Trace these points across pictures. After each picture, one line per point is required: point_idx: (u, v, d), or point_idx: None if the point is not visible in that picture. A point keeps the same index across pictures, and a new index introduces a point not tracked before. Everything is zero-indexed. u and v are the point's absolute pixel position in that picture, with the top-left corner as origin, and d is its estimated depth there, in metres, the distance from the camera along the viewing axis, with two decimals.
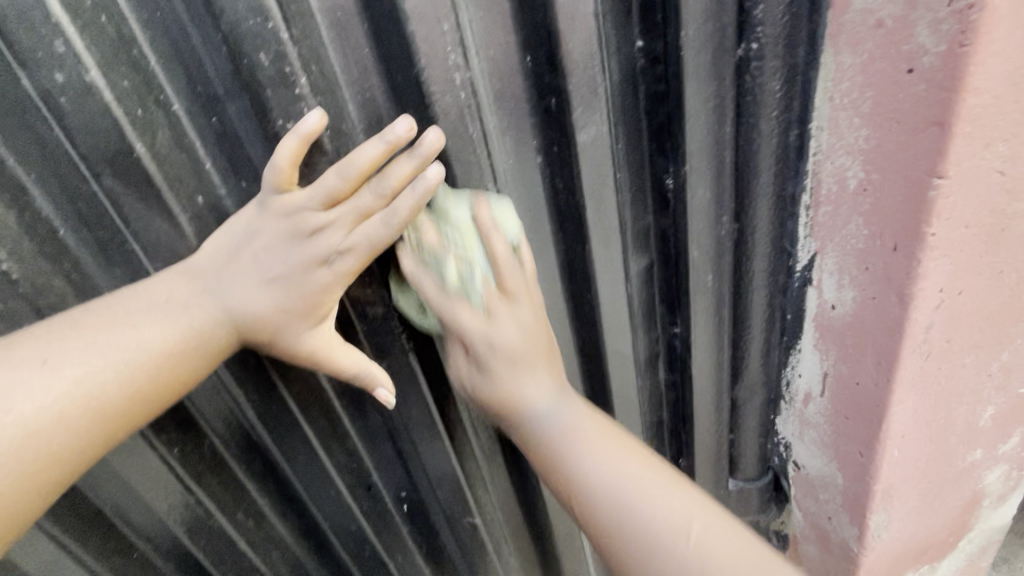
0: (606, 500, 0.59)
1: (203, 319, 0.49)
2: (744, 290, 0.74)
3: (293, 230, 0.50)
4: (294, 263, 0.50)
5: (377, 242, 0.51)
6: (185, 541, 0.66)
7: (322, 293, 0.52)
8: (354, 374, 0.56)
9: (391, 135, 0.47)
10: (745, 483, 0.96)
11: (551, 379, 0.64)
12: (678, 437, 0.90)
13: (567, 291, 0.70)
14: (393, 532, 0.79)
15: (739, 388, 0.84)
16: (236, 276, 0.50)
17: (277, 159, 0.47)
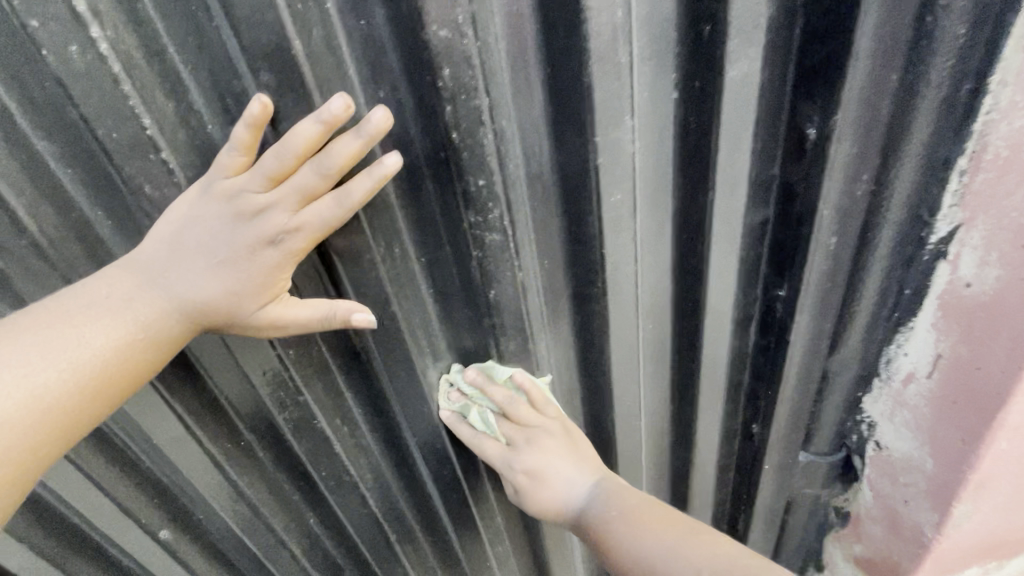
0: (646, 564, 0.65)
1: (148, 312, 0.49)
2: (864, 258, 0.69)
3: (237, 211, 0.48)
4: (243, 243, 0.50)
5: (325, 222, 0.50)
6: (288, 436, 0.71)
7: (272, 273, 0.52)
8: (321, 319, 0.55)
9: (327, 114, 0.45)
10: (817, 457, 0.94)
11: (587, 470, 0.74)
12: (756, 404, 0.88)
13: (676, 240, 0.68)
14: (470, 456, 0.82)
15: (833, 360, 0.80)
16: (182, 267, 0.49)
17: (234, 142, 0.46)
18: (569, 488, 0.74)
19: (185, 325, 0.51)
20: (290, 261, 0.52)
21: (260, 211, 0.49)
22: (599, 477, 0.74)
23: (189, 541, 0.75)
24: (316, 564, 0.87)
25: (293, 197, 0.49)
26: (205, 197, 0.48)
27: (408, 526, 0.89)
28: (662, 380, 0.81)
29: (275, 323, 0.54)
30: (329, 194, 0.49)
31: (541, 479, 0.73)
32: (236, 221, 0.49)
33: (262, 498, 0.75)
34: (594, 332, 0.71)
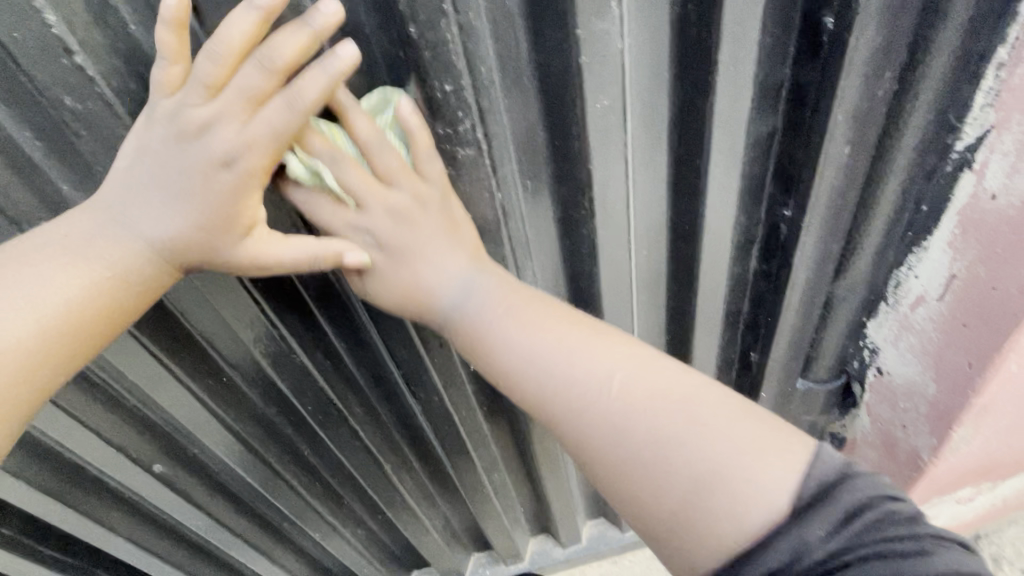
0: (524, 364, 0.54)
1: (111, 251, 0.45)
2: (880, 172, 0.64)
3: (181, 130, 0.43)
4: (194, 166, 0.44)
5: (279, 129, 0.44)
6: (269, 370, 0.69)
7: (233, 200, 0.46)
8: (309, 261, 0.51)
9: (262, 1, 0.39)
10: (815, 384, 0.92)
11: (461, 253, 0.56)
12: (755, 330, 0.85)
13: (673, 155, 0.62)
14: (460, 391, 0.80)
15: (838, 284, 0.76)
16: (141, 203, 0.45)
17: (160, 51, 0.41)
18: (438, 276, 0.56)
19: (160, 266, 0.46)
20: (250, 184, 0.46)
21: (207, 126, 0.43)
22: (477, 269, 0.57)
23: (185, 476, 0.77)
24: (314, 493, 0.90)
25: (238, 103, 0.43)
26: (152, 120, 0.44)
27: (405, 457, 0.90)
28: (656, 306, 0.79)
29: (260, 260, 0.49)
30: (279, 98, 0.44)
31: (405, 252, 0.55)
32: (183, 141, 0.44)
33: (252, 432, 0.76)
34: (583, 256, 0.68)
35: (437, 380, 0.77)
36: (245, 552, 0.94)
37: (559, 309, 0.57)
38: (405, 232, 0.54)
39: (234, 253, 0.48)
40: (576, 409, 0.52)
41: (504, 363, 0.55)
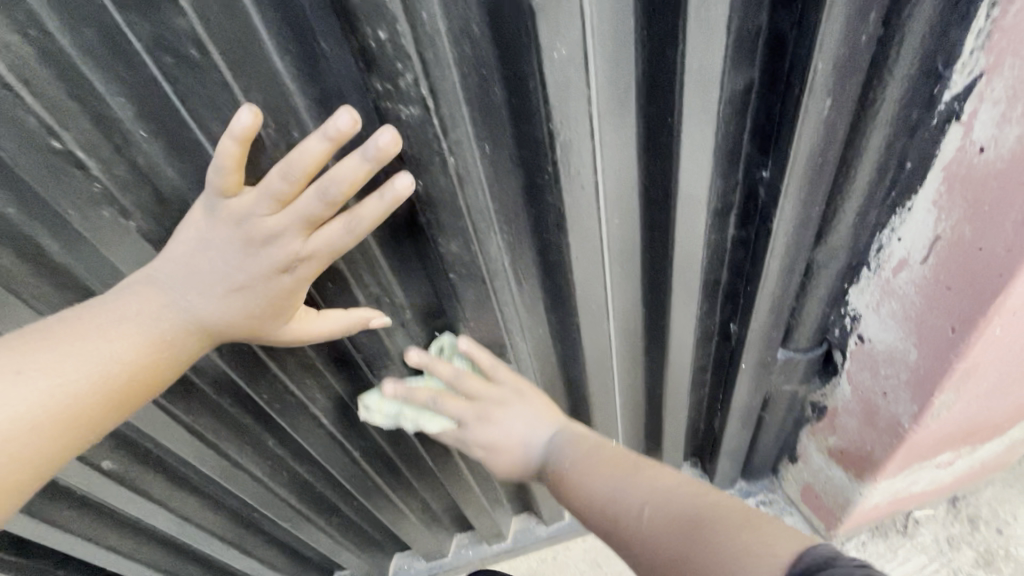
0: (601, 496, 0.68)
1: (171, 328, 0.51)
2: (863, 128, 0.60)
3: (248, 236, 0.50)
4: (257, 273, 0.52)
5: (336, 247, 0.52)
6: (216, 357, 0.64)
7: (286, 295, 0.55)
8: (344, 329, 0.61)
9: (333, 130, 0.42)
10: (796, 353, 0.90)
11: (549, 420, 0.79)
12: (733, 300, 0.82)
13: (642, 113, 0.58)
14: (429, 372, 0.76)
15: (819, 250, 0.73)
16: (196, 286, 0.51)
17: (221, 162, 0.45)
18: (526, 438, 0.79)
19: (202, 343, 0.54)
20: (302, 285, 0.55)
21: (273, 239, 0.50)
22: (560, 426, 0.79)
23: (132, 459, 0.75)
24: (279, 480, 0.87)
25: (304, 226, 0.50)
26: (216, 221, 0.49)
27: (375, 443, 0.86)
28: (631, 278, 0.76)
29: (306, 333, 0.60)
30: (342, 221, 0.51)
31: (504, 449, 0.80)
32: (248, 251, 0.50)
33: (204, 421, 0.72)
34: (550, 227, 0.64)
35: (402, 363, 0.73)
36: (206, 541, 0.91)
37: (633, 464, 0.69)
38: (494, 400, 0.76)
39: (277, 332, 0.58)
40: (633, 518, 0.62)
41: (596, 491, 0.68)
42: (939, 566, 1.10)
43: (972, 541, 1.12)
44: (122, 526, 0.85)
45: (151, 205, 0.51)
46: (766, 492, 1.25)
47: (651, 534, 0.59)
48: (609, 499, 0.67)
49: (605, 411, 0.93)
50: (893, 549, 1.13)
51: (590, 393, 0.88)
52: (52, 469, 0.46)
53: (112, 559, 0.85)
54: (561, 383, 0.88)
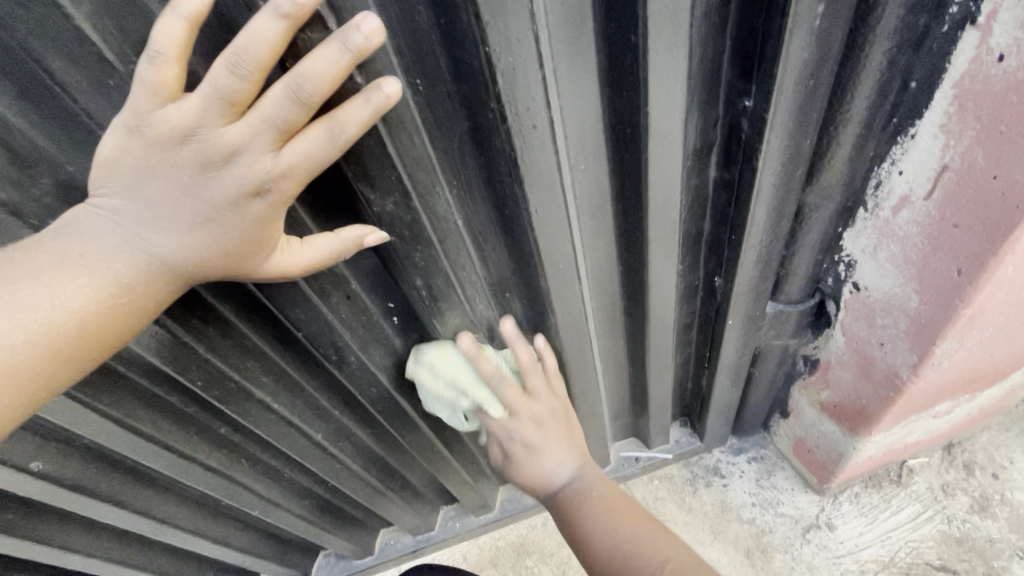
0: (607, 546, 0.69)
1: (126, 271, 0.44)
2: (861, 42, 0.51)
3: (202, 155, 0.41)
4: (221, 198, 0.43)
5: (316, 160, 0.43)
6: (136, 348, 0.57)
7: (261, 226, 0.45)
8: (331, 257, 0.50)
9: (283, 3, 0.35)
10: (786, 306, 0.83)
11: (574, 457, 0.77)
12: (718, 252, 0.75)
13: (603, 33, 0.50)
14: (385, 346, 0.70)
15: (810, 191, 0.66)
16: (151, 222, 0.43)
17: (158, 45, 0.36)
18: (551, 470, 0.76)
19: (172, 287, 0.46)
20: (280, 212, 0.45)
21: (234, 155, 0.41)
22: (583, 466, 0.77)
23: (63, 454, 0.68)
24: (240, 468, 0.82)
25: (269, 136, 0.41)
26: (158, 141, 0.40)
27: (339, 424, 0.81)
28: (603, 231, 0.68)
29: (290, 267, 0.49)
30: (319, 127, 0.42)
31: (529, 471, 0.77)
32: (206, 174, 0.42)
33: (138, 410, 0.66)
34: (503, 177, 0.56)
35: (353, 340, 0.66)
36: (167, 533, 0.86)
37: (650, 524, 0.70)
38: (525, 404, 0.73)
39: (255, 269, 0.48)
40: (646, 567, 0.65)
41: (597, 541, 0.70)
42: (933, 513, 1.08)
43: (967, 487, 1.09)
44: (68, 521, 0.79)
45: (9, 170, 0.42)
46: (758, 449, 1.22)
47: None
48: (625, 553, 0.68)
49: (585, 377, 0.87)
50: (886, 499, 1.11)
51: (566, 359, 0.82)
52: (26, 411, 0.45)
53: (61, 556, 0.80)
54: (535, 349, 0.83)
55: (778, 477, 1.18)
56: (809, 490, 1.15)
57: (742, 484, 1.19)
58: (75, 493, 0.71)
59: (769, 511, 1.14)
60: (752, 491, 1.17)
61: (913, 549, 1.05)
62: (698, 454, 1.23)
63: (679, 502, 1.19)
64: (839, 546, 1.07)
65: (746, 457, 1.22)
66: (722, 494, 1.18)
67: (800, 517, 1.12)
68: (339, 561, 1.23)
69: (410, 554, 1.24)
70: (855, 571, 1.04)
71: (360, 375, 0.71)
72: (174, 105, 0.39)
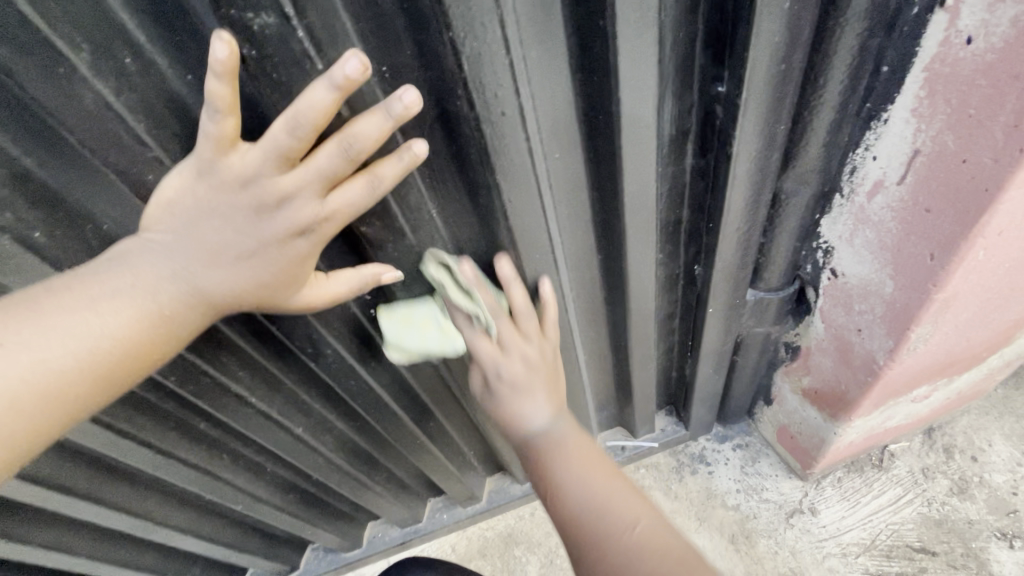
0: (574, 502, 0.65)
1: (170, 299, 0.45)
2: (833, 27, 0.51)
3: (258, 201, 0.44)
4: (268, 238, 0.46)
5: (353, 206, 0.47)
6: None
7: (299, 262, 0.48)
8: (353, 292, 0.54)
9: (340, 77, 0.37)
10: (766, 293, 0.84)
11: (551, 404, 0.70)
12: (697, 240, 0.75)
13: (572, 18, 0.49)
14: (363, 338, 0.69)
15: (786, 178, 0.65)
16: (198, 257, 0.45)
17: (217, 105, 0.38)
18: (527, 415, 0.69)
19: (207, 317, 0.48)
20: (316, 252, 0.49)
21: (285, 201, 0.44)
22: (562, 415, 0.71)
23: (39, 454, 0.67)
24: (221, 463, 0.81)
25: (318, 186, 0.44)
26: (219, 185, 0.43)
27: (320, 418, 0.80)
28: (580, 220, 0.68)
29: (321, 298, 0.53)
30: (359, 180, 0.46)
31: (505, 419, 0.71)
32: (257, 216, 0.44)
33: (112, 408, 0.65)
34: (476, 166, 0.55)
35: (330, 333, 0.65)
36: (151, 530, 0.86)
37: (625, 485, 0.66)
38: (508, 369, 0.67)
39: (289, 302, 0.51)
40: (611, 534, 0.61)
41: (566, 504, 0.66)
42: (914, 496, 1.09)
43: (947, 470, 1.11)
44: (48, 521, 0.78)
45: None
46: (743, 436, 1.23)
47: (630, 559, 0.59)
48: (593, 509, 0.64)
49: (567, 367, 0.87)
50: (868, 483, 1.12)
51: None
52: (44, 440, 0.43)
53: (42, 556, 0.79)
54: None
55: (762, 464, 1.19)
56: (793, 476, 1.16)
57: (727, 471, 1.20)
58: (53, 492, 0.70)
59: (753, 497, 1.15)
60: (737, 477, 1.18)
61: (894, 532, 1.06)
62: (684, 442, 1.24)
63: (665, 490, 1.20)
64: (822, 530, 1.09)
65: (731, 444, 1.23)
66: (707, 481, 1.19)
67: (784, 502, 1.13)
68: (328, 554, 1.23)
69: (399, 546, 1.24)
70: (837, 554, 1.06)
71: (338, 369, 0.71)
72: (230, 154, 0.42)
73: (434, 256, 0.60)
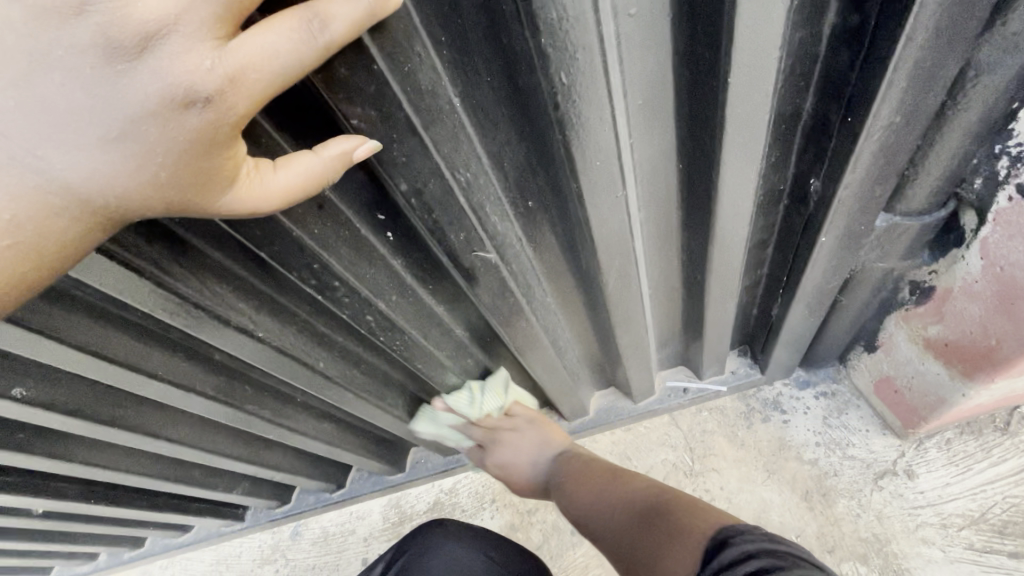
0: (570, 508, 0.83)
1: (19, 208, 0.32)
2: None
3: (108, 35, 0.28)
4: (139, 99, 0.30)
5: (281, 61, 0.31)
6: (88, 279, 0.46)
7: (195, 150, 0.32)
8: (327, 168, 0.38)
9: None
10: (903, 219, 0.63)
11: (555, 442, 0.97)
12: (820, 146, 0.55)
13: None
14: (383, 267, 0.57)
15: (987, 36, 0.45)
16: (42, 132, 0.30)
17: None
18: (532, 458, 0.97)
19: (85, 226, 0.34)
20: (225, 135, 0.32)
21: (155, 39, 0.28)
22: (554, 447, 0.97)
23: (49, 380, 0.63)
24: (244, 394, 0.76)
25: (218, 11, 0.29)
26: (42, 11, 0.28)
27: (344, 349, 0.73)
28: (660, 114, 0.50)
29: (250, 206, 0.37)
30: (294, 18, 0.31)
31: (511, 467, 0.98)
32: (114, 64, 0.29)
33: (111, 336, 0.58)
34: (513, 25, 0.38)
35: (337, 263, 0.53)
36: (193, 454, 0.84)
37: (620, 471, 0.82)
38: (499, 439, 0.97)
39: (200, 209, 0.35)
40: (602, 519, 0.75)
41: (569, 511, 0.82)
42: None
43: None
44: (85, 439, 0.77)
45: None
46: (829, 383, 1.06)
47: (625, 514, 0.72)
48: (583, 507, 0.80)
49: (627, 303, 0.73)
50: (986, 449, 0.94)
51: (604, 284, 0.67)
52: None
53: (87, 471, 0.79)
54: (567, 270, 0.70)
55: (850, 416, 1.03)
56: (887, 433, 1.00)
57: (806, 421, 1.05)
58: (79, 420, 0.66)
59: (836, 453, 1.01)
60: (818, 429, 1.03)
61: (1012, 506, 0.90)
62: (757, 387, 1.09)
63: (730, 436, 1.08)
64: (919, 496, 0.94)
65: (814, 392, 1.07)
66: (781, 431, 1.05)
67: (873, 461, 0.98)
68: (372, 475, 1.24)
69: (441, 472, 1.23)
70: (935, 524, 0.91)
71: (353, 305, 0.59)
72: None
73: (461, 163, 0.46)
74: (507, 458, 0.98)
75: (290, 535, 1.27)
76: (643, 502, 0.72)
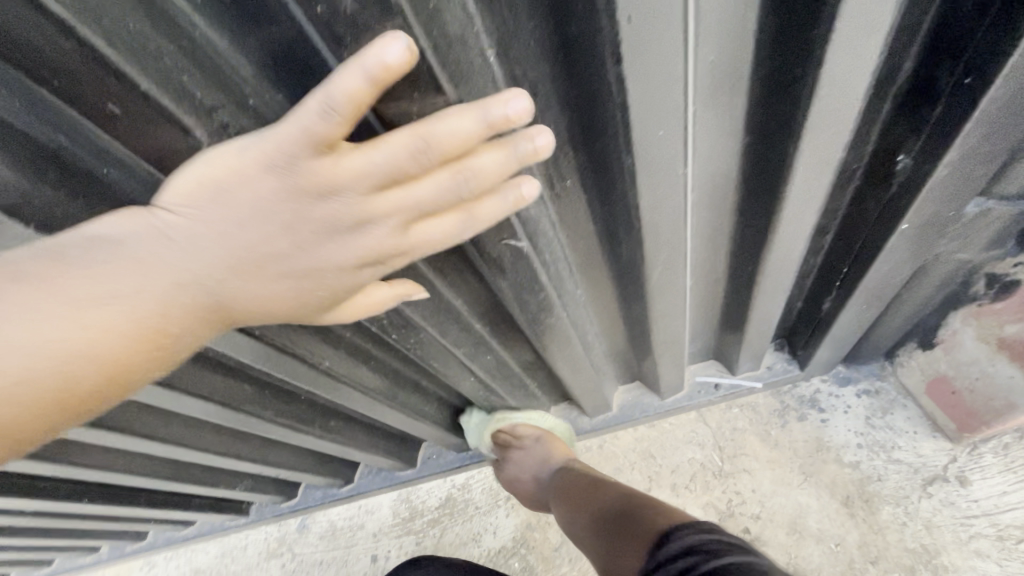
0: (559, 515, 0.79)
1: (180, 325, 0.34)
2: None
3: (332, 216, 0.33)
4: (326, 258, 0.35)
5: (435, 244, 0.37)
6: None
7: (346, 288, 0.38)
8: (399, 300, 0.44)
9: (498, 116, 0.30)
10: (1000, 205, 0.56)
11: (562, 455, 0.94)
12: (916, 117, 0.46)
13: None
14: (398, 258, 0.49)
15: None
16: (222, 270, 0.33)
17: (340, 106, 0.28)
18: (537, 471, 0.94)
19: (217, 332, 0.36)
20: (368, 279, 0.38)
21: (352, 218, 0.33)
22: (560, 459, 0.93)
23: None
24: (244, 394, 0.69)
25: (411, 215, 0.35)
26: (275, 185, 0.31)
27: (353, 346, 0.65)
28: (733, 77, 0.41)
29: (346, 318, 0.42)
30: (452, 215, 0.36)
31: (518, 481, 0.97)
32: (317, 234, 0.33)
33: None
34: None
35: None
36: (189, 453, 0.78)
37: (608, 478, 0.78)
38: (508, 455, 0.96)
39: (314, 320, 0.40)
40: (582, 521, 0.72)
41: (558, 517, 0.79)
42: None
43: None
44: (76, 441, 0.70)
45: None
46: (873, 380, 0.99)
47: (600, 513, 0.69)
48: (569, 511, 0.77)
49: (668, 296, 0.65)
50: None
51: (646, 276, 0.59)
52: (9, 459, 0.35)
53: (74, 473, 0.72)
54: (603, 259, 0.62)
55: (896, 416, 0.95)
56: (938, 436, 0.92)
57: (846, 421, 0.97)
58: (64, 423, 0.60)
59: (880, 455, 0.93)
60: (859, 430, 0.96)
61: None
62: (793, 383, 1.01)
63: (762, 436, 1.00)
64: (972, 505, 0.87)
65: (855, 389, 0.99)
66: (819, 431, 0.98)
67: (921, 466, 0.91)
68: (381, 471, 1.19)
69: (452, 470, 1.17)
70: (990, 536, 0.85)
71: None
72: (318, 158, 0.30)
73: None
74: (513, 471, 0.97)
75: (297, 527, 1.22)
76: (620, 500, 0.68)
